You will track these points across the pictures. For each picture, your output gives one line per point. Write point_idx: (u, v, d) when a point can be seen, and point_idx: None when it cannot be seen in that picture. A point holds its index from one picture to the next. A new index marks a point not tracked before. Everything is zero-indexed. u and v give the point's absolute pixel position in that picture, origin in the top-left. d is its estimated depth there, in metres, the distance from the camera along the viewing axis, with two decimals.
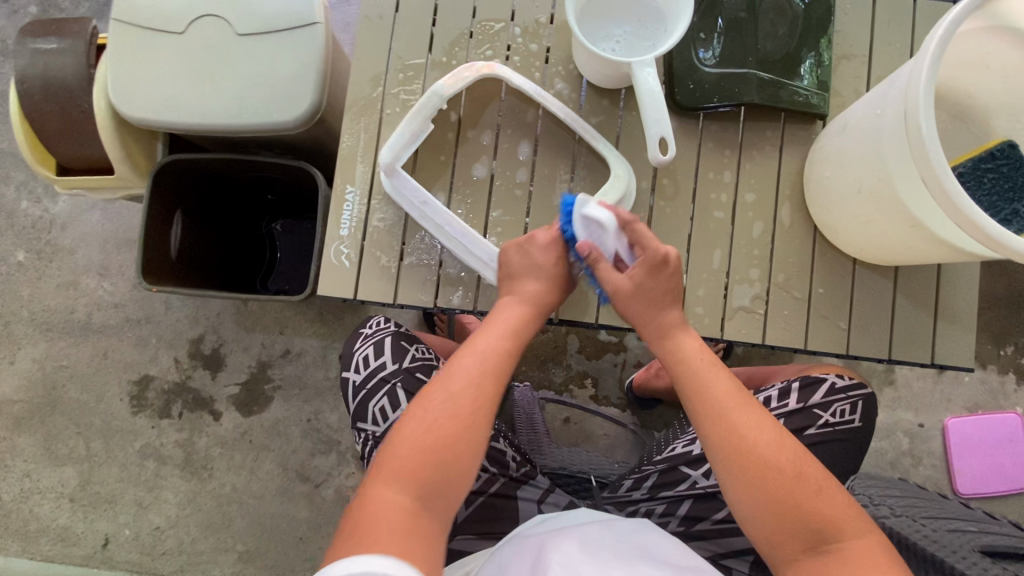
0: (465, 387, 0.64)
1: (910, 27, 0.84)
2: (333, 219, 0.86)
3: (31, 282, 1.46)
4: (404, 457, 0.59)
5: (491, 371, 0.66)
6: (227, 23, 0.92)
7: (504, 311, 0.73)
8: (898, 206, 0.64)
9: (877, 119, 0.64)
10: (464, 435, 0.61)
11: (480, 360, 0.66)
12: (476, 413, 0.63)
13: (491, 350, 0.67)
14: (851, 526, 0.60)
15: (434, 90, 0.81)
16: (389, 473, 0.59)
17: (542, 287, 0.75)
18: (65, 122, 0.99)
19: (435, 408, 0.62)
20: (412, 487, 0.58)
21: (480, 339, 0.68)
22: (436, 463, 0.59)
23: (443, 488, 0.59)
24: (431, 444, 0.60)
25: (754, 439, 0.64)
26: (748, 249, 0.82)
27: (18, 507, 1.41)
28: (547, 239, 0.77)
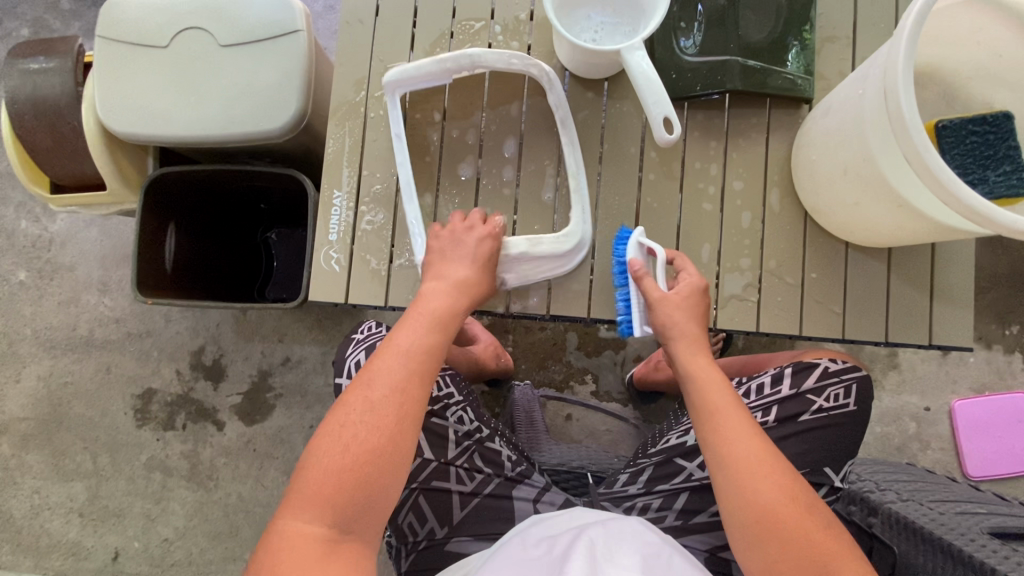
0: (384, 395, 0.63)
1: (893, 6, 0.83)
2: (321, 225, 0.86)
3: (32, 300, 1.47)
4: (325, 476, 0.60)
5: (415, 374, 0.65)
6: (209, 35, 0.92)
7: (427, 303, 0.72)
8: (885, 186, 0.63)
9: (858, 100, 0.63)
10: (387, 446, 0.62)
11: (400, 364, 0.65)
12: (398, 420, 0.63)
13: (414, 348, 0.67)
14: (852, 561, 0.58)
15: (470, 51, 0.79)
16: (312, 494, 0.59)
17: (467, 281, 0.74)
18: (55, 140, 0.99)
19: (353, 420, 0.62)
20: (329, 510, 0.59)
21: (401, 338, 0.67)
22: (356, 480, 0.60)
23: (371, 502, 0.60)
24: (349, 461, 0.60)
25: (753, 473, 0.61)
26: (739, 238, 0.82)
27: (29, 523, 1.42)
28: (472, 242, 0.77)
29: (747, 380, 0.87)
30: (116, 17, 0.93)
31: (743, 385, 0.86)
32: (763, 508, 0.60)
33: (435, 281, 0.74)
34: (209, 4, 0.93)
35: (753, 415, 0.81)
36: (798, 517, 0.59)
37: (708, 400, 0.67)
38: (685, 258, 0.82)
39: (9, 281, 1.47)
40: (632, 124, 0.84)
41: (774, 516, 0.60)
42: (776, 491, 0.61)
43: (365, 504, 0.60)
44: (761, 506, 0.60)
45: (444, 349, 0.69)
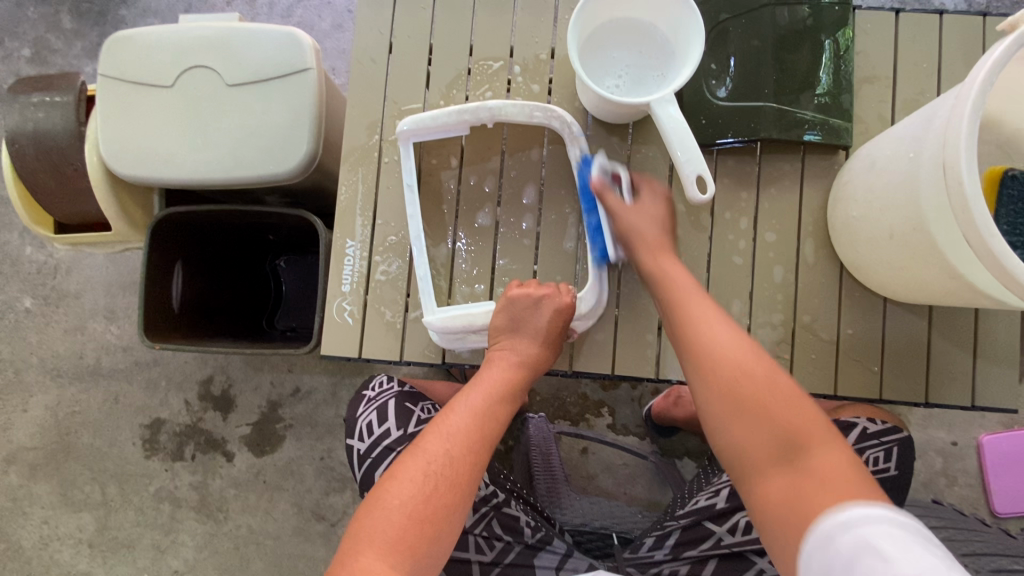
0: (458, 452, 0.63)
1: (936, 45, 0.79)
2: (334, 276, 0.82)
3: (38, 329, 1.45)
4: (398, 525, 0.57)
5: (480, 436, 0.65)
6: (216, 74, 0.89)
7: (499, 368, 0.72)
8: (937, 256, 0.58)
9: (911, 163, 0.59)
10: (455, 500, 0.60)
11: (472, 422, 0.65)
12: (468, 478, 0.62)
13: (485, 408, 0.67)
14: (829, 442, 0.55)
15: (488, 103, 0.76)
16: (380, 541, 0.56)
17: (535, 351, 0.73)
18: (59, 181, 0.97)
19: (425, 466, 0.61)
20: (402, 561, 0.55)
21: (473, 397, 0.68)
22: (422, 532, 0.57)
23: (428, 560, 0.57)
24: (425, 513, 0.58)
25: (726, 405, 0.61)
26: (771, 293, 0.78)
27: (38, 554, 1.41)
28: (554, 309, 0.73)
29: None
30: (121, 54, 0.90)
31: None
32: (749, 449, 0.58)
33: (508, 345, 0.74)
34: (216, 41, 0.89)
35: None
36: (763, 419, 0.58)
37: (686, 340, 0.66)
38: None
39: (15, 309, 1.45)
40: (658, 170, 0.80)
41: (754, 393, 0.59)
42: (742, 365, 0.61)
43: (424, 563, 0.57)
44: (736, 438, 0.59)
45: (509, 417, 0.70)
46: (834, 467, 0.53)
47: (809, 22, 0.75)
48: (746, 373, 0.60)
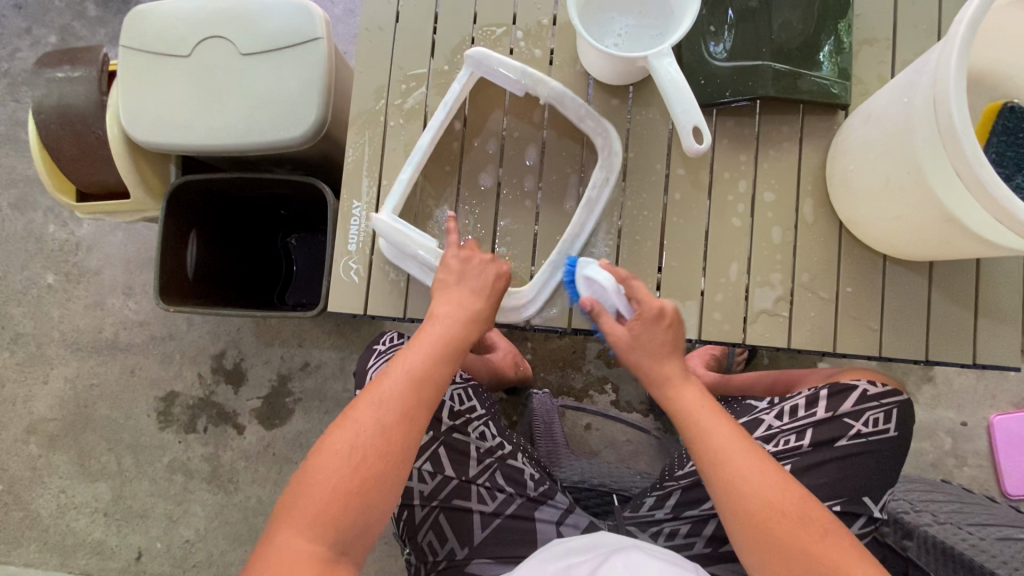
0: (393, 410, 0.62)
1: (937, 7, 0.79)
2: (341, 235, 0.85)
3: (60, 303, 1.50)
4: (324, 498, 0.58)
5: (412, 398, 0.64)
6: (230, 44, 0.92)
7: (437, 325, 0.70)
8: (931, 200, 0.59)
9: (903, 109, 0.60)
10: (382, 466, 0.60)
11: (405, 383, 0.64)
12: (397, 442, 0.61)
13: (423, 361, 0.66)
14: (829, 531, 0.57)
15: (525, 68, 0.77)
16: (306, 514, 0.57)
17: (477, 308, 0.71)
18: (81, 149, 1.01)
19: (358, 428, 0.61)
20: (325, 532, 0.57)
21: (408, 357, 0.66)
22: (352, 502, 0.58)
23: (360, 526, 0.59)
24: (352, 484, 0.59)
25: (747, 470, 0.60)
26: (770, 252, 0.79)
27: (56, 522, 1.45)
28: (486, 270, 0.74)
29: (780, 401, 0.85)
30: (141, 26, 0.94)
31: (776, 405, 0.83)
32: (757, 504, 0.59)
33: (445, 304, 0.72)
34: (231, 13, 0.92)
35: (785, 439, 0.79)
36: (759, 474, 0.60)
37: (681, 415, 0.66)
38: (711, 271, 0.79)
39: (38, 284, 1.51)
40: (658, 132, 0.82)
41: (770, 507, 0.58)
42: (768, 500, 0.58)
43: (354, 528, 0.58)
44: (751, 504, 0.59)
45: (451, 367, 0.68)
46: (848, 562, 0.56)
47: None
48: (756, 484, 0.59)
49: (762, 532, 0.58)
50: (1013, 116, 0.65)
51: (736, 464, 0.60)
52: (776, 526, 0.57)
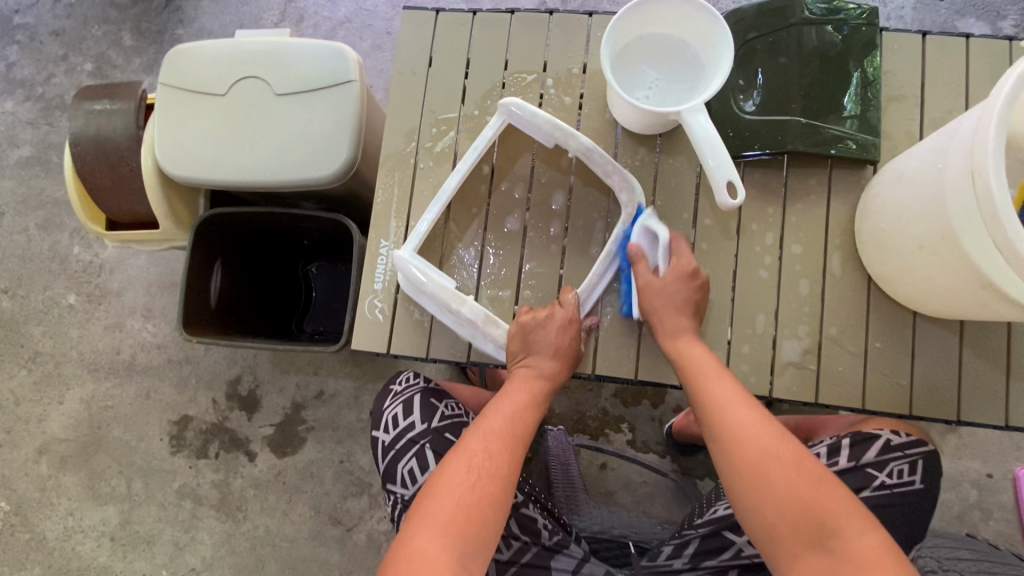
0: (507, 456, 0.67)
1: (964, 67, 0.80)
2: (367, 274, 0.85)
3: (81, 324, 1.52)
4: (450, 511, 0.61)
5: (514, 434, 0.69)
6: (267, 83, 0.95)
7: (523, 379, 0.74)
8: (966, 265, 0.59)
9: (938, 175, 0.60)
10: (498, 488, 0.64)
11: (505, 421, 0.70)
12: (508, 468, 0.66)
13: (519, 413, 0.71)
14: (862, 525, 0.59)
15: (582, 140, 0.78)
16: (433, 523, 0.60)
17: (556, 364, 0.76)
18: (114, 179, 1.03)
19: (480, 468, 0.65)
20: (455, 543, 0.60)
21: (504, 400, 0.72)
22: (473, 517, 0.62)
23: (482, 542, 0.61)
24: (473, 502, 0.62)
25: (770, 459, 0.64)
26: (797, 305, 0.78)
27: (62, 544, 1.44)
28: (560, 322, 0.77)
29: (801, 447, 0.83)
30: (181, 65, 0.97)
31: None
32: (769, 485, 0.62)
33: (525, 363, 0.76)
34: (268, 54, 0.95)
35: None
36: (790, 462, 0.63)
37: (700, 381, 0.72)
38: (738, 322, 0.79)
39: (60, 304, 1.53)
40: (685, 181, 0.82)
41: (767, 454, 0.64)
42: (763, 446, 0.65)
43: (478, 547, 0.61)
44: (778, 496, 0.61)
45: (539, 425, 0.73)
46: (868, 557, 0.57)
47: (835, 39, 0.78)
48: (778, 475, 0.62)
49: (760, 478, 0.63)
50: None
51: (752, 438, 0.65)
52: (767, 468, 0.63)
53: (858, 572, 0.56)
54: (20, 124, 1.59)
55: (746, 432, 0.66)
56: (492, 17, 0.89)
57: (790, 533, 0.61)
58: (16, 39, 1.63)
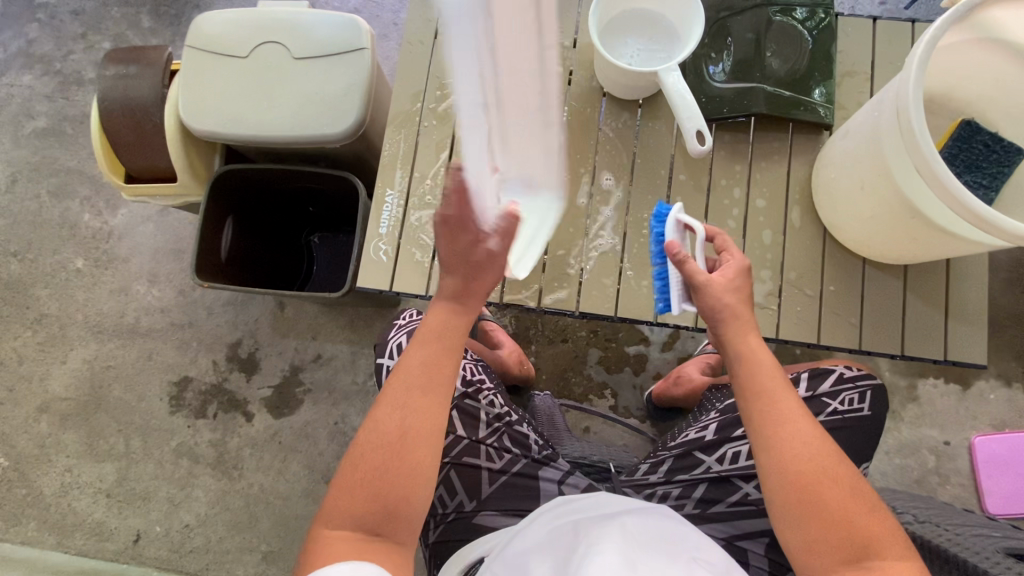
0: (434, 404, 0.65)
1: (909, 48, 0.91)
2: (373, 219, 0.93)
3: (87, 287, 1.57)
4: (369, 477, 0.62)
5: (430, 380, 0.65)
6: (285, 49, 1.03)
7: (440, 308, 0.68)
8: (898, 198, 0.68)
9: (874, 121, 0.69)
10: (415, 446, 0.63)
11: (421, 366, 0.65)
12: (426, 420, 0.64)
13: (434, 351, 0.66)
14: (898, 546, 0.58)
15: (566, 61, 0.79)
16: (353, 490, 0.62)
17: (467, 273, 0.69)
18: (137, 135, 1.10)
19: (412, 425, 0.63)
20: (376, 506, 0.61)
21: (418, 344, 0.67)
22: (393, 477, 0.62)
23: (401, 499, 0.62)
24: (390, 465, 0.62)
25: (817, 464, 0.61)
26: (761, 252, 0.87)
27: (58, 500, 1.47)
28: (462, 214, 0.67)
29: None
30: (206, 30, 1.05)
31: None
32: (813, 493, 0.60)
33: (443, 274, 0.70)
34: (287, 23, 1.04)
35: None
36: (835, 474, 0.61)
37: (754, 380, 0.67)
38: None
39: (68, 268, 1.58)
40: (663, 142, 0.91)
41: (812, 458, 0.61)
42: (812, 455, 0.62)
43: (401, 505, 0.62)
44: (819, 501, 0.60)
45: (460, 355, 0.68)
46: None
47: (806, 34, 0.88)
48: (826, 487, 0.60)
49: (805, 494, 0.60)
50: (970, 129, 0.73)
51: (801, 448, 0.62)
52: (809, 481, 0.61)
53: None
54: (37, 96, 1.67)
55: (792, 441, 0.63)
56: None
57: (822, 545, 0.59)
58: (38, 18, 1.71)
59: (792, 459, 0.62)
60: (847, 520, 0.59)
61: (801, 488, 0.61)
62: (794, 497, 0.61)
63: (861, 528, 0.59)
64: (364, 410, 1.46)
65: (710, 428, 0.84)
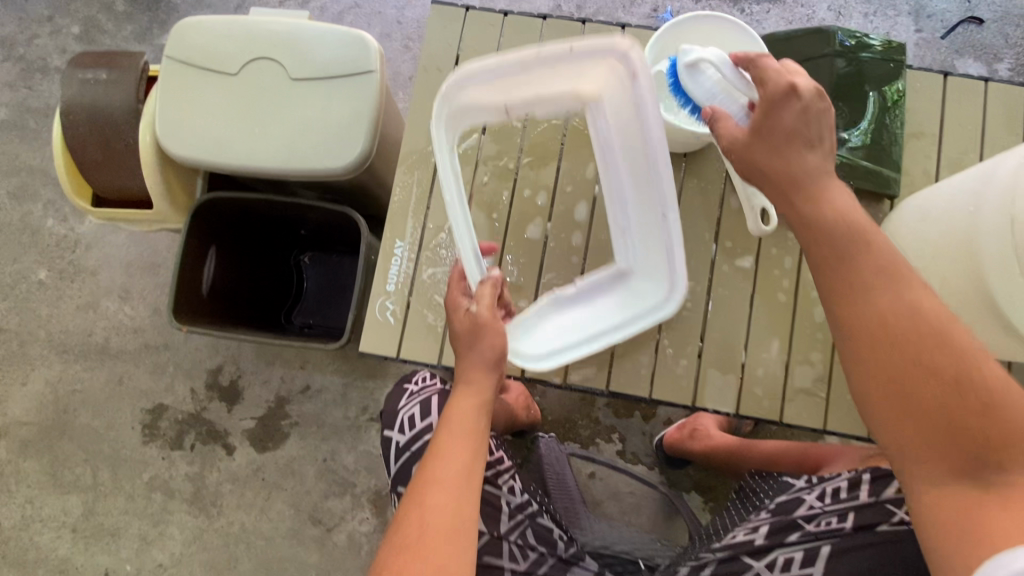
0: (443, 501, 0.60)
1: (980, 111, 0.83)
2: (380, 274, 0.82)
3: (50, 302, 1.43)
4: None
5: (453, 484, 0.61)
6: (281, 67, 0.90)
7: (459, 406, 0.66)
8: (990, 306, 0.60)
9: (970, 215, 0.61)
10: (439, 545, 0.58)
11: (439, 467, 0.62)
12: (450, 512, 0.59)
13: (453, 455, 0.62)
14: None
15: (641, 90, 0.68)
16: None
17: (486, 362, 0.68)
18: (107, 154, 0.97)
19: (422, 530, 0.58)
20: None
21: (437, 443, 0.64)
22: None
23: None
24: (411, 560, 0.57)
25: (903, 355, 0.53)
26: (812, 332, 0.79)
27: (18, 534, 1.36)
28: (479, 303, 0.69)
29: (822, 480, 0.83)
30: (190, 39, 0.91)
31: (815, 486, 0.82)
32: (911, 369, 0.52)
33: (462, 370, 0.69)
34: (285, 37, 0.91)
35: (828, 520, 0.76)
36: (933, 394, 0.51)
37: (840, 272, 0.57)
38: (753, 347, 0.79)
39: (29, 280, 1.43)
40: (709, 201, 0.82)
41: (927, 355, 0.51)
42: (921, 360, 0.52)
43: None
44: (909, 369, 0.52)
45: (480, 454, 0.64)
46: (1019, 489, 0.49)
47: (845, 64, 0.79)
48: (899, 393, 0.53)
49: (892, 387, 0.53)
50: None
51: (887, 349, 0.53)
52: (911, 350, 0.52)
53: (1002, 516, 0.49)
54: None
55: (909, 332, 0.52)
56: (524, 19, 0.87)
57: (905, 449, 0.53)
58: None
59: (880, 345, 0.54)
60: (950, 416, 0.51)
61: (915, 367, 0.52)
62: (871, 381, 0.54)
63: (1011, 445, 0.50)
64: (356, 447, 1.36)
65: (761, 530, 0.80)
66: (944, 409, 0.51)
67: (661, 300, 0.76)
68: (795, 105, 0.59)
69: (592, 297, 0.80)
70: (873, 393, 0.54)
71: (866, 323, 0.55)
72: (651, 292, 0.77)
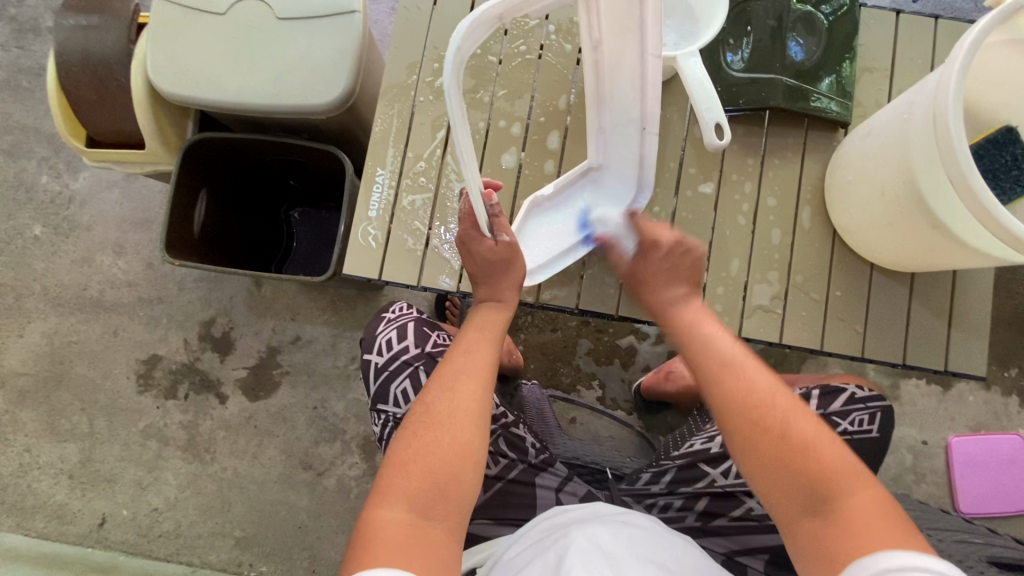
0: (471, 387, 0.65)
1: (930, 45, 0.87)
2: (362, 201, 0.87)
3: (46, 256, 1.46)
4: (413, 455, 0.61)
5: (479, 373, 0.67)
6: (267, 7, 0.94)
7: (486, 315, 0.74)
8: (922, 206, 0.65)
9: (904, 123, 0.66)
10: (466, 424, 0.63)
11: (464, 360, 0.68)
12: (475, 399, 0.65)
13: (478, 352, 0.69)
14: (866, 484, 0.54)
15: None
16: (398, 475, 0.59)
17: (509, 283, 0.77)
18: (100, 95, 1.00)
19: (448, 411, 0.63)
20: (416, 497, 0.58)
21: (462, 342, 0.70)
22: (438, 457, 0.60)
23: (451, 473, 0.60)
24: (437, 436, 0.61)
25: (747, 378, 0.61)
26: (769, 252, 0.84)
27: (17, 481, 1.40)
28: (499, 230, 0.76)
29: None
30: None
31: None
32: (754, 405, 0.59)
33: (486, 287, 0.77)
34: None
35: None
36: (782, 415, 0.58)
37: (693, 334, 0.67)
38: (713, 267, 0.84)
39: (24, 235, 1.46)
40: (674, 131, 0.87)
41: (751, 411, 0.59)
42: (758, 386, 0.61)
43: (451, 494, 0.59)
44: (752, 394, 0.60)
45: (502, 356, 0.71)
46: (867, 516, 0.52)
47: (824, 17, 0.83)
48: (750, 424, 0.59)
49: (754, 414, 0.59)
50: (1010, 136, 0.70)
51: (737, 379, 0.62)
52: (753, 389, 0.60)
53: (854, 534, 0.51)
54: None
55: (730, 381, 0.62)
56: None
57: (768, 471, 0.57)
58: None
59: (730, 381, 0.62)
60: (796, 446, 0.56)
61: (745, 413, 0.59)
62: (736, 419, 0.60)
63: (835, 476, 0.54)
64: (346, 395, 1.40)
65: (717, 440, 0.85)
66: (774, 428, 0.58)
67: (632, 198, 0.84)
68: (662, 252, 0.74)
69: (569, 199, 0.86)
70: (745, 447, 0.58)
71: (717, 362, 0.64)
72: (622, 194, 0.85)
